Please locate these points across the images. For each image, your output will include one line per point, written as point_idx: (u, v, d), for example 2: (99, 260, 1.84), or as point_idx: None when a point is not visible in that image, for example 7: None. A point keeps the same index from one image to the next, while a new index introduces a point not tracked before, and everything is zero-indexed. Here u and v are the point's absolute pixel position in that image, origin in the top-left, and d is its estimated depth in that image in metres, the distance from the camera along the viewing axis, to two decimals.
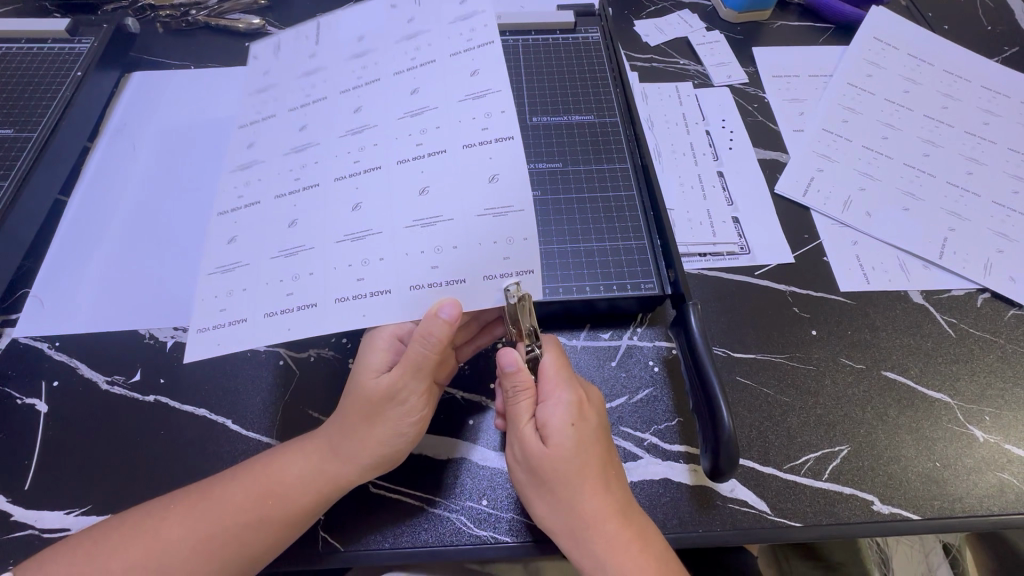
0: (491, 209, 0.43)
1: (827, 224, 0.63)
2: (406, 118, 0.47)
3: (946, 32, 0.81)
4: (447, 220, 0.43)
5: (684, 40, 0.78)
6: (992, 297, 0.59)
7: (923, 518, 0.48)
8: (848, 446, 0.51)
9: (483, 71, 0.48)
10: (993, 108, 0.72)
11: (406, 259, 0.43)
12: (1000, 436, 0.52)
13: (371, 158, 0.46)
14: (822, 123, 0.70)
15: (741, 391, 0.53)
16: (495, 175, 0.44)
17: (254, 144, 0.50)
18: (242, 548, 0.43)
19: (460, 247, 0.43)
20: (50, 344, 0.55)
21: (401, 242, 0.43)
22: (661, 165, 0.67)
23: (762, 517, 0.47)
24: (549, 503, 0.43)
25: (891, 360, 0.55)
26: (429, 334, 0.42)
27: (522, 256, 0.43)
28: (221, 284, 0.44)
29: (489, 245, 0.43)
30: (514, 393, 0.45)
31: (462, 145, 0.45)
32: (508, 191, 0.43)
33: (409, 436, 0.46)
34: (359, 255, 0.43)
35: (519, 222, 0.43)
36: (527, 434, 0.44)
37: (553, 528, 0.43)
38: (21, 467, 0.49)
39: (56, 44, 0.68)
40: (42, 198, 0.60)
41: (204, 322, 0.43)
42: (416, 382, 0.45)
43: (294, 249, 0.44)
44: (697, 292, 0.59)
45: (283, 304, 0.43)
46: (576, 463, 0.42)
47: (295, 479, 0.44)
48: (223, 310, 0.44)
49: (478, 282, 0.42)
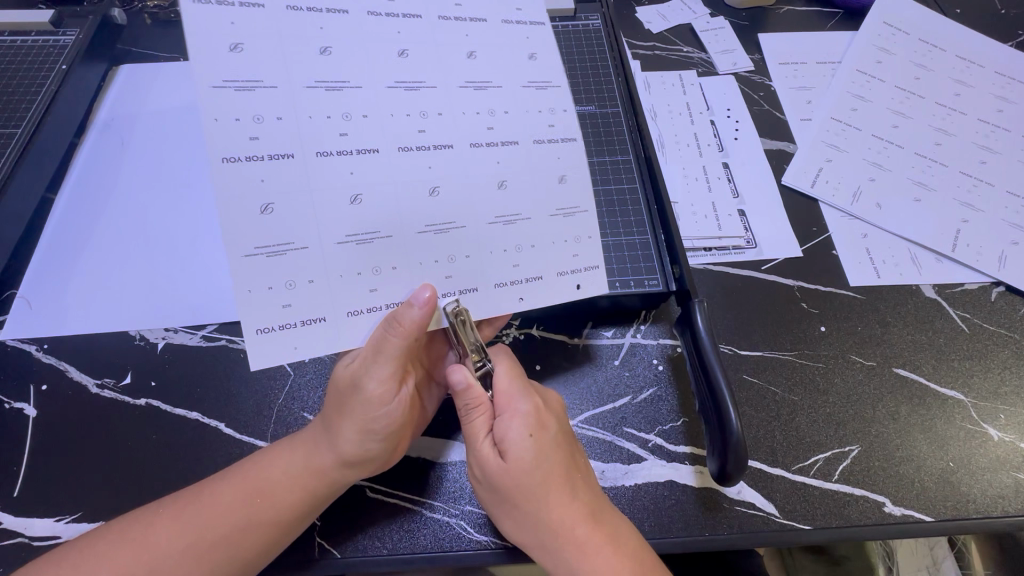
0: (561, 209, 0.43)
1: (837, 216, 0.61)
2: (467, 89, 0.42)
3: (958, 15, 0.79)
4: (526, 219, 0.42)
5: (686, 26, 0.76)
6: (1006, 291, 0.58)
7: (936, 520, 0.47)
8: (859, 446, 0.49)
9: (540, 56, 0.45)
10: (1006, 94, 0.70)
11: (490, 256, 0.41)
12: (1015, 435, 0.50)
13: (439, 130, 0.41)
14: (831, 112, 0.68)
15: (750, 389, 0.51)
16: (564, 175, 0.44)
17: (243, 48, 0.37)
18: (232, 551, 0.41)
19: (537, 245, 0.43)
20: (38, 347, 0.53)
21: (487, 238, 0.41)
22: (664, 156, 0.65)
23: (771, 520, 0.46)
24: (515, 516, 0.41)
25: (903, 357, 0.54)
26: (395, 319, 0.38)
27: (589, 253, 0.44)
28: (269, 269, 0.37)
29: (561, 244, 0.43)
30: (467, 410, 0.43)
31: (533, 139, 0.43)
32: (576, 191, 0.44)
33: (378, 437, 0.43)
34: (444, 252, 0.40)
35: (586, 222, 0.44)
36: (484, 451, 0.41)
37: (525, 541, 0.41)
38: (10, 474, 0.48)
39: (40, 36, 0.66)
40: (27, 197, 0.58)
41: (263, 321, 0.37)
42: (375, 372, 0.41)
43: (368, 236, 0.39)
44: (703, 288, 0.57)
45: (368, 302, 0.39)
46: (537, 474, 0.40)
47: (281, 474, 0.43)
48: (287, 306, 0.37)
49: (554, 279, 0.43)
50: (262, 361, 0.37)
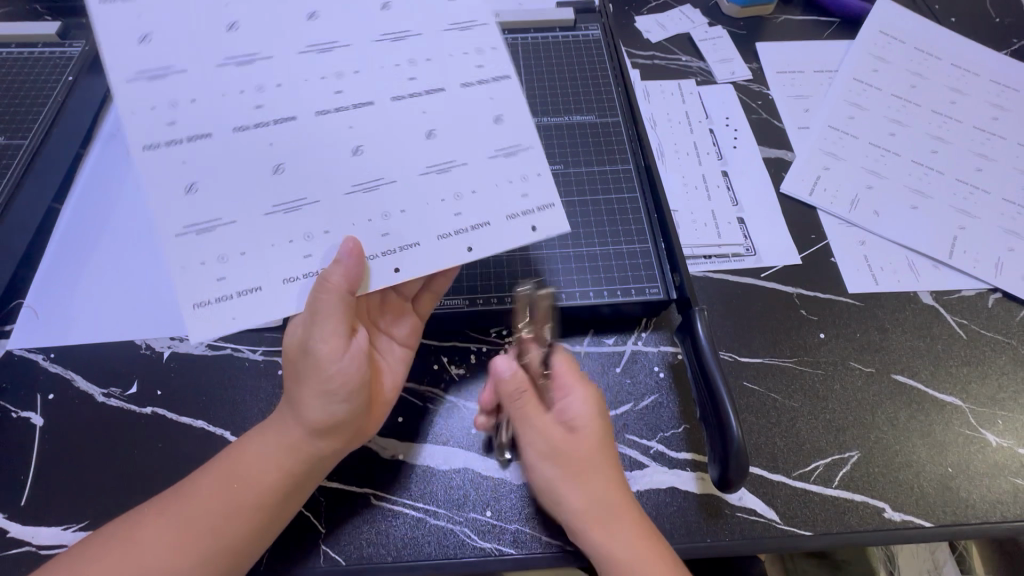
0: (501, 149, 0.45)
1: (836, 224, 0.62)
2: (384, 55, 0.45)
3: (954, 24, 0.80)
4: (461, 164, 0.44)
5: (685, 36, 0.77)
6: (1003, 297, 0.58)
7: (936, 525, 0.47)
8: (858, 452, 0.50)
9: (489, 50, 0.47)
10: (1001, 102, 0.71)
11: (429, 207, 0.43)
12: (1013, 440, 0.51)
13: (359, 93, 0.44)
14: (828, 120, 0.69)
15: (749, 396, 0.52)
16: (500, 116, 0.46)
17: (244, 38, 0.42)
18: (220, 540, 0.42)
19: (477, 190, 0.44)
20: (45, 356, 0.54)
21: (421, 189, 0.43)
22: (664, 164, 0.66)
23: (772, 526, 0.46)
24: (576, 492, 0.43)
25: (902, 363, 0.54)
26: (324, 279, 0.41)
27: (538, 191, 0.45)
28: (205, 249, 0.41)
29: (504, 185, 0.45)
30: (517, 397, 0.45)
31: (458, 86, 0.45)
32: (514, 133, 0.46)
33: (337, 399, 0.44)
34: (379, 208, 0.43)
35: (530, 159, 0.45)
36: (538, 432, 0.45)
37: (580, 517, 0.43)
38: (18, 483, 0.48)
39: (47, 48, 0.67)
40: (34, 207, 0.59)
41: (201, 296, 0.40)
42: (321, 333, 0.43)
43: (294, 204, 0.42)
44: (703, 295, 0.57)
45: (301, 268, 0.42)
46: (599, 448, 0.44)
47: (255, 454, 0.44)
48: (222, 278, 0.40)
49: (501, 223, 0.44)
50: (203, 331, 0.39)
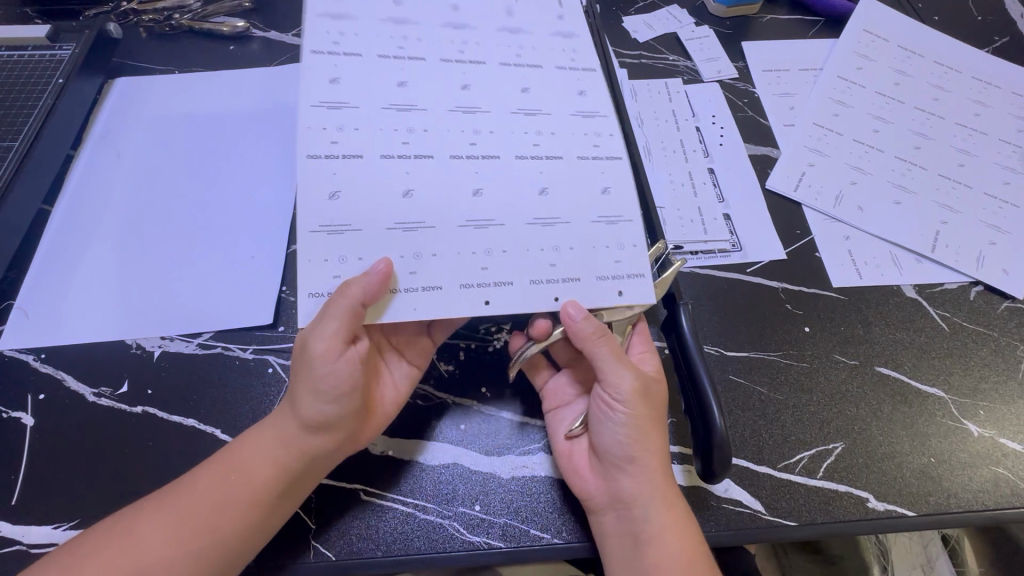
0: (605, 216, 0.46)
1: (819, 219, 0.63)
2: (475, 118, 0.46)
3: (936, 23, 0.81)
4: (564, 223, 0.45)
5: (672, 35, 0.77)
6: (985, 290, 0.59)
7: (919, 515, 0.48)
8: (843, 443, 0.50)
9: (590, 93, 0.49)
10: (982, 99, 0.72)
11: (529, 255, 0.44)
12: (994, 430, 0.52)
13: None
14: (813, 116, 0.70)
15: (735, 389, 0.52)
16: (607, 186, 0.46)
17: (338, 79, 0.45)
18: (214, 532, 0.42)
19: (576, 248, 0.45)
20: (35, 357, 0.54)
21: (524, 237, 0.44)
22: (650, 162, 0.66)
23: (757, 517, 0.47)
24: (654, 432, 0.46)
25: (885, 355, 0.55)
26: (343, 286, 0.41)
27: (634, 261, 0.45)
28: (329, 246, 0.42)
29: (602, 249, 0.45)
30: (599, 339, 0.45)
31: (577, 156, 0.47)
32: (621, 201, 0.46)
33: (330, 398, 0.44)
34: (483, 244, 0.44)
35: (630, 231, 0.46)
36: (617, 377, 0.45)
37: (654, 459, 0.46)
38: (9, 482, 0.48)
39: (37, 50, 0.67)
40: (24, 208, 0.59)
41: (316, 287, 0.42)
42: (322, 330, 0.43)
43: (414, 224, 0.43)
44: (689, 290, 0.58)
45: (408, 283, 0.42)
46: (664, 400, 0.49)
47: (250, 448, 0.45)
48: (337, 277, 0.42)
49: (594, 281, 0.44)
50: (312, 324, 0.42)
